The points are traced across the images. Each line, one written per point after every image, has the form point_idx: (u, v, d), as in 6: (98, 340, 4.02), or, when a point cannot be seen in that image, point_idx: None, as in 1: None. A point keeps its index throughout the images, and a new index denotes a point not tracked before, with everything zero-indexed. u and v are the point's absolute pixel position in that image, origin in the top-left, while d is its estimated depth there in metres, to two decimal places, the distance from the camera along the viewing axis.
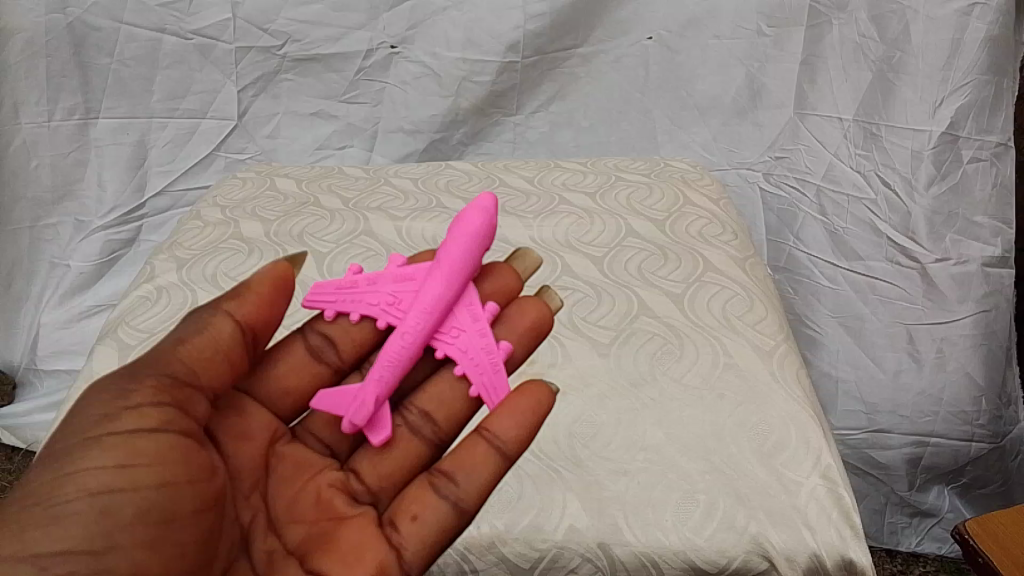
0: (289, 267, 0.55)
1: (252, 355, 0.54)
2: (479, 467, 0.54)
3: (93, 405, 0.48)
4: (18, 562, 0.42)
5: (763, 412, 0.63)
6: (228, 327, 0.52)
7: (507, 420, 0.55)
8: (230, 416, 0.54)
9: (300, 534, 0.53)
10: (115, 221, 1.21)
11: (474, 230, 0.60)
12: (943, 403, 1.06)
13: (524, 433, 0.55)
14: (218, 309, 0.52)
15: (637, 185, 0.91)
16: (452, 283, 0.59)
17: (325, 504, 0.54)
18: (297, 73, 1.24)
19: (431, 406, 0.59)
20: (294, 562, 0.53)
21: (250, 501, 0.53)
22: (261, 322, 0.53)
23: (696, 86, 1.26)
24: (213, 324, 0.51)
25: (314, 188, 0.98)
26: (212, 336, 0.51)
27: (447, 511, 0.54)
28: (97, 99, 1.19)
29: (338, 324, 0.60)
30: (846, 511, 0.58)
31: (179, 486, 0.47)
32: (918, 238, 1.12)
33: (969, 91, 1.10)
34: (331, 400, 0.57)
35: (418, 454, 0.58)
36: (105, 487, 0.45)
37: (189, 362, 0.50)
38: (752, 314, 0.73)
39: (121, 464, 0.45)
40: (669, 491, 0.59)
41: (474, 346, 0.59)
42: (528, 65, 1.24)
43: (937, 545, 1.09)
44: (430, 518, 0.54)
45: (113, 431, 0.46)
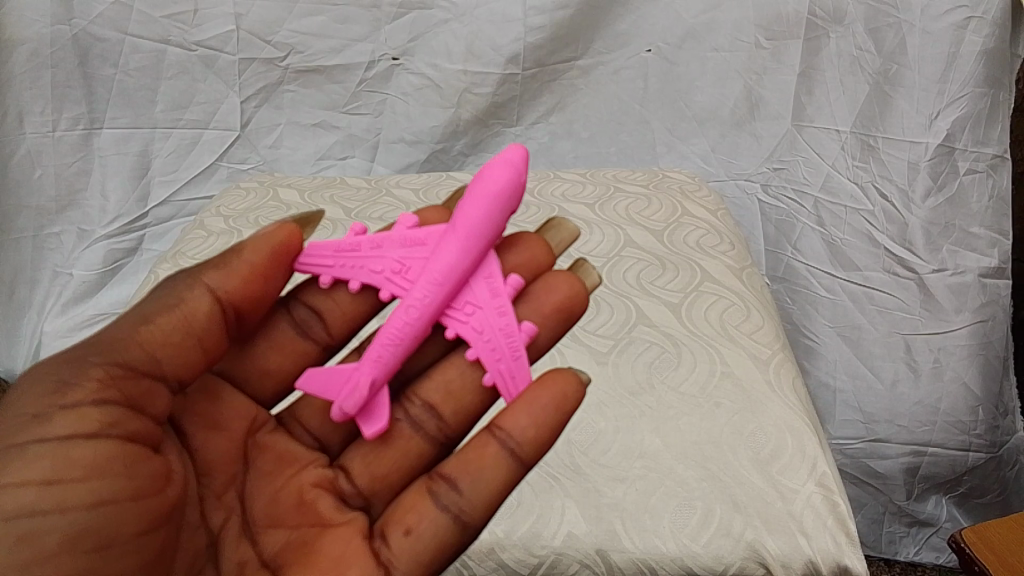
0: (290, 234, 0.56)
1: (231, 330, 0.55)
2: (487, 470, 0.54)
3: (29, 399, 0.46)
4: None
5: (759, 419, 0.64)
6: (202, 304, 0.52)
7: (522, 417, 0.54)
8: (202, 402, 0.55)
9: (280, 540, 0.54)
10: (117, 230, 1.21)
11: (497, 189, 0.58)
12: (940, 412, 1.07)
13: (544, 436, 0.54)
14: (195, 284, 0.53)
15: (636, 196, 0.92)
16: (469, 252, 0.58)
17: (306, 506, 0.55)
18: (300, 84, 1.25)
19: (436, 398, 0.59)
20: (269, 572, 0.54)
21: (222, 501, 0.55)
22: (255, 290, 0.55)
23: (695, 97, 1.28)
24: (186, 303, 0.52)
25: (316, 198, 0.99)
26: (185, 314, 0.52)
27: (445, 522, 0.53)
28: (101, 109, 1.20)
29: (333, 296, 0.60)
30: (842, 519, 0.58)
31: (118, 506, 0.45)
32: (916, 248, 1.13)
33: (965, 104, 1.13)
34: (320, 380, 0.57)
35: (417, 453, 0.59)
36: (31, 507, 0.43)
37: (155, 347, 0.50)
38: (748, 324, 0.73)
39: (50, 478, 0.44)
40: (666, 499, 0.59)
41: (488, 324, 0.58)
42: (528, 77, 1.26)
43: (935, 555, 1.11)
44: (425, 531, 0.53)
45: (50, 439, 0.45)
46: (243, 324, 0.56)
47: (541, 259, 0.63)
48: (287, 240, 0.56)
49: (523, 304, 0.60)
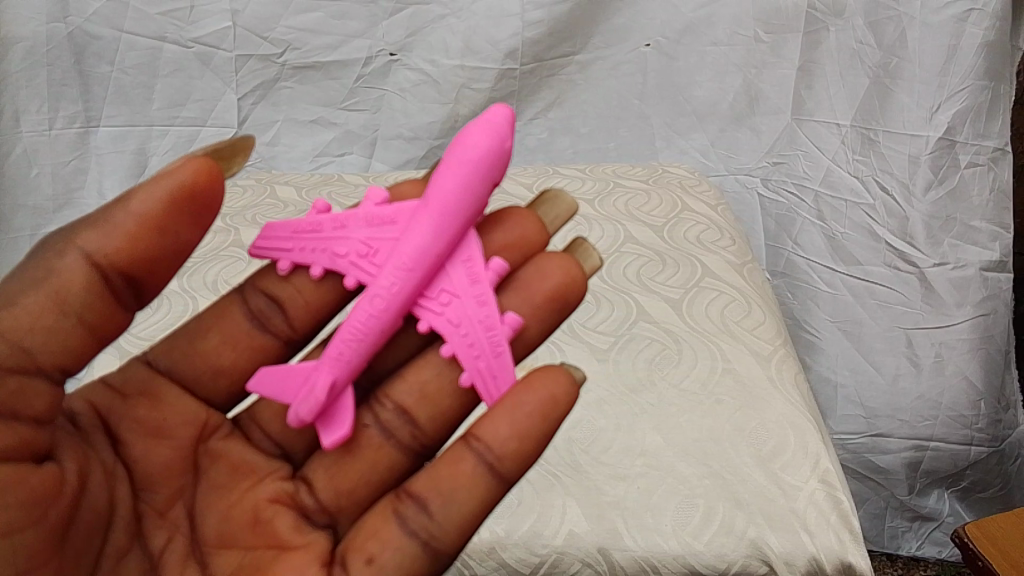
0: (192, 176, 0.48)
1: (125, 298, 0.49)
2: (461, 488, 0.51)
3: None
4: None
5: (761, 416, 0.64)
6: (83, 278, 0.46)
7: (504, 429, 0.51)
8: (142, 407, 0.54)
9: (229, 561, 0.53)
10: None
11: (473, 159, 0.57)
12: (942, 407, 1.07)
13: (525, 448, 0.51)
14: (72, 254, 0.46)
15: (636, 191, 0.91)
16: (442, 236, 0.57)
17: (262, 524, 0.54)
18: (297, 81, 1.25)
19: (410, 399, 0.56)
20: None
21: (166, 518, 0.53)
22: (147, 249, 0.47)
23: (694, 92, 1.27)
24: (61, 281, 0.46)
25: (314, 196, 0.97)
26: (59, 292, 0.46)
27: (413, 546, 0.51)
28: (97, 108, 1.19)
29: (294, 282, 0.59)
30: (845, 514, 0.58)
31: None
32: (916, 242, 1.13)
33: (965, 97, 1.13)
34: (274, 381, 0.56)
35: (386, 463, 0.57)
36: None
37: (33, 337, 0.45)
38: (750, 319, 0.73)
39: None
40: (669, 496, 0.58)
41: (462, 314, 0.57)
42: (526, 72, 1.25)
43: (938, 549, 1.11)
44: (391, 557, 0.50)
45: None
46: (143, 287, 0.49)
47: (530, 240, 0.62)
48: (188, 184, 0.48)
49: (507, 292, 0.59)
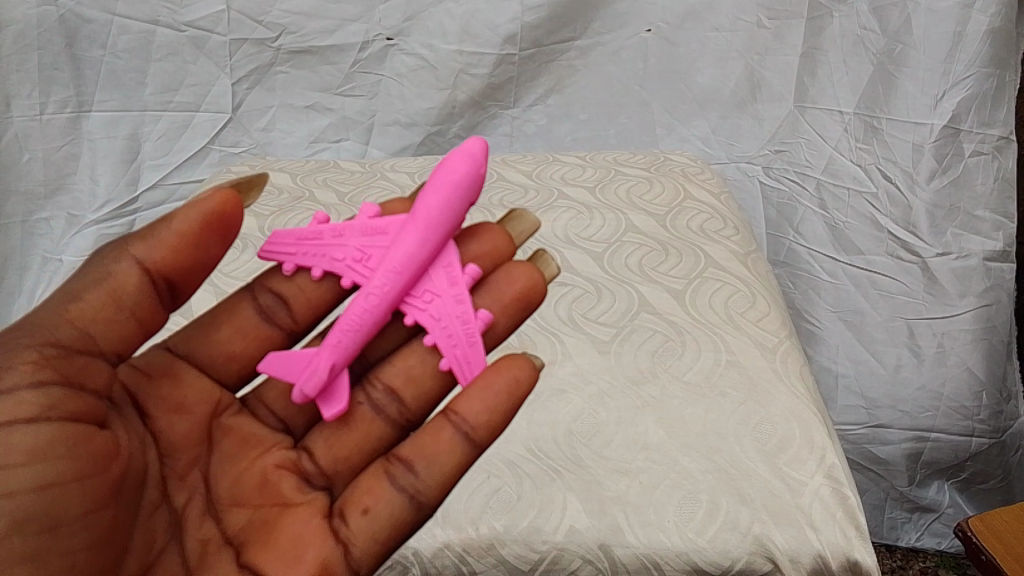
0: (230, 200, 0.52)
1: (168, 303, 0.53)
2: (441, 456, 0.53)
3: None
4: None
5: (766, 410, 0.62)
6: (132, 279, 0.49)
7: (476, 403, 0.54)
8: (164, 384, 0.54)
9: (244, 518, 0.53)
10: (107, 215, 1.17)
11: (451, 183, 0.61)
12: (943, 398, 1.06)
13: (496, 422, 0.54)
14: (125, 258, 0.50)
15: (638, 179, 0.90)
16: (424, 242, 0.60)
17: (270, 487, 0.55)
18: (292, 66, 1.23)
19: (397, 382, 0.59)
20: (234, 556, 0.52)
21: (186, 482, 0.53)
22: (187, 261, 0.51)
23: (695, 78, 1.25)
24: (114, 279, 0.49)
25: (309, 181, 0.94)
26: (114, 290, 0.49)
27: (401, 504, 0.53)
28: (90, 92, 1.17)
29: (296, 283, 0.60)
30: (851, 511, 0.56)
31: (65, 487, 0.44)
32: (919, 231, 1.12)
33: (970, 85, 1.11)
34: (283, 364, 0.57)
35: (378, 435, 0.58)
36: None
37: (92, 325, 0.48)
38: (754, 311, 0.72)
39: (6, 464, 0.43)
40: (671, 492, 0.57)
41: (441, 310, 0.59)
42: (526, 58, 1.23)
43: (937, 540, 1.11)
44: (383, 513, 0.52)
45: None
46: (179, 296, 0.53)
47: (503, 249, 0.65)
48: (219, 207, 0.51)
49: (479, 293, 0.62)
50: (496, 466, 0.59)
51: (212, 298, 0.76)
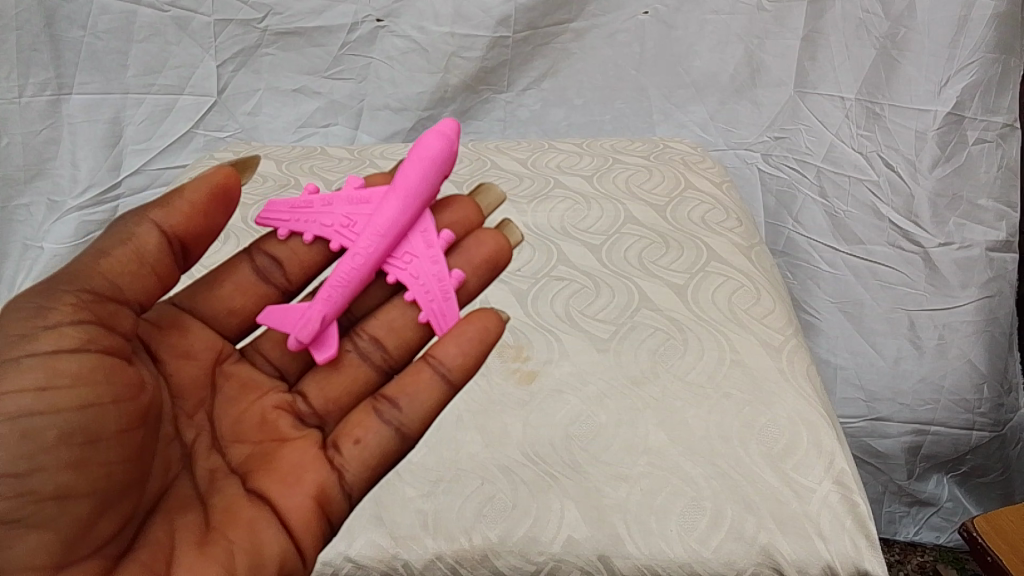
0: (231, 175, 0.52)
1: (183, 267, 0.52)
2: (421, 395, 0.54)
3: (10, 323, 0.45)
4: None
5: (772, 412, 0.60)
6: (152, 235, 0.49)
7: (452, 347, 0.55)
8: (173, 334, 0.54)
9: (247, 449, 0.54)
10: (89, 202, 1.15)
11: (431, 157, 0.59)
12: (944, 391, 1.04)
13: (469, 366, 0.55)
14: (143, 217, 0.50)
15: (635, 167, 0.87)
16: (406, 208, 0.58)
17: (267, 425, 0.55)
18: (279, 48, 1.19)
19: (382, 333, 0.59)
20: (238, 483, 0.52)
21: (193, 420, 0.53)
22: (197, 228, 0.51)
23: (693, 63, 1.22)
24: (133, 235, 0.49)
25: (294, 168, 0.91)
26: (137, 248, 0.49)
27: (388, 437, 0.54)
28: (70, 74, 1.13)
29: (289, 244, 0.59)
30: (861, 519, 0.54)
31: (103, 407, 0.45)
32: (921, 221, 1.10)
33: (975, 70, 1.08)
34: (277, 316, 0.57)
35: (366, 379, 0.59)
36: (26, 411, 0.43)
37: (116, 276, 0.48)
38: (759, 306, 0.69)
39: (44, 385, 0.44)
40: (674, 498, 0.55)
41: (421, 269, 0.58)
42: (520, 41, 1.19)
43: (935, 535, 1.09)
44: (372, 445, 0.53)
45: (28, 353, 0.44)
46: (193, 261, 0.53)
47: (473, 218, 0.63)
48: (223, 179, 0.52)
49: (453, 254, 0.60)
50: (490, 472, 0.56)
51: None
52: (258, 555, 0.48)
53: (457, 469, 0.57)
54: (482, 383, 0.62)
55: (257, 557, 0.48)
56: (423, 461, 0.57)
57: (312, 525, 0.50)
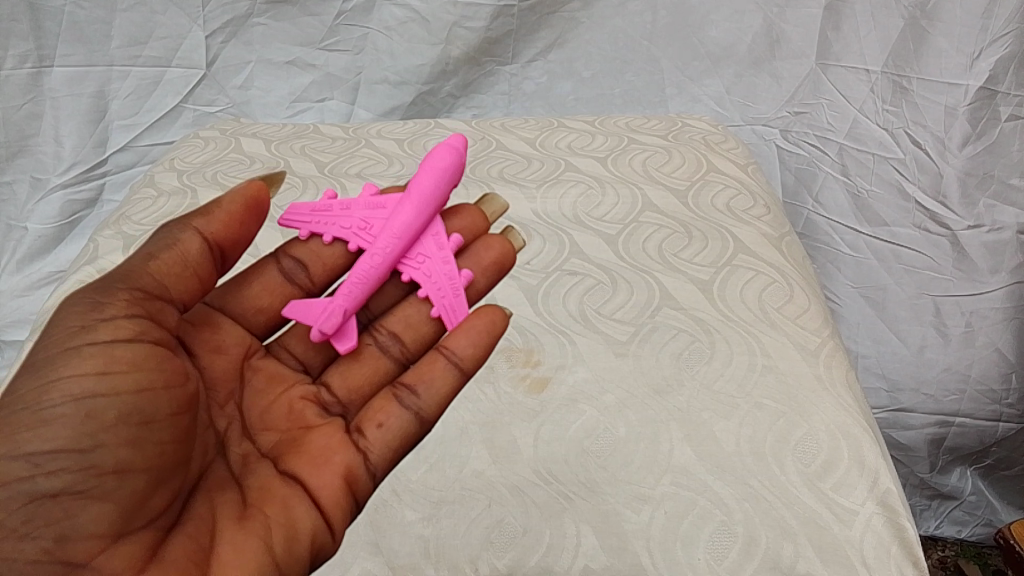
0: (265, 188, 0.51)
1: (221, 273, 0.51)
2: (437, 380, 0.51)
3: (70, 317, 0.44)
4: (13, 460, 0.39)
5: (808, 423, 0.55)
6: (193, 238, 0.48)
7: (462, 338, 0.52)
8: (205, 329, 0.51)
9: (276, 434, 0.50)
10: (74, 179, 1.10)
11: (444, 164, 0.55)
12: (970, 380, 1.00)
13: (481, 351, 0.52)
14: (184, 224, 0.48)
15: (653, 149, 0.81)
16: (421, 210, 0.54)
17: (296, 413, 0.51)
18: (271, 17, 1.12)
19: (400, 327, 0.55)
20: (269, 466, 0.49)
21: (225, 409, 0.50)
22: (236, 236, 0.50)
23: (708, 33, 1.12)
24: (176, 238, 0.48)
25: (284, 149, 0.85)
26: (181, 253, 0.47)
27: (409, 421, 0.51)
28: (51, 46, 1.06)
29: (310, 245, 0.56)
30: (908, 544, 0.51)
31: (155, 391, 0.43)
32: (950, 204, 1.03)
33: (1010, 42, 0.99)
34: (298, 309, 0.52)
35: (387, 373, 0.55)
36: (88, 392, 0.41)
37: (162, 276, 0.47)
38: (792, 306, 0.64)
39: (101, 370, 0.42)
40: (701, 522, 0.50)
41: (435, 268, 0.55)
42: (525, 9, 1.11)
43: (957, 529, 1.04)
44: (394, 428, 0.50)
45: (84, 341, 0.43)
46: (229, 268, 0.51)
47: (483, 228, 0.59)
48: (260, 191, 0.50)
49: (463, 256, 0.56)
50: (498, 492, 0.52)
51: None
52: (293, 530, 0.45)
53: (461, 490, 0.52)
54: (488, 393, 0.57)
55: (292, 532, 0.45)
56: (424, 481, 0.52)
57: (339, 508, 0.47)
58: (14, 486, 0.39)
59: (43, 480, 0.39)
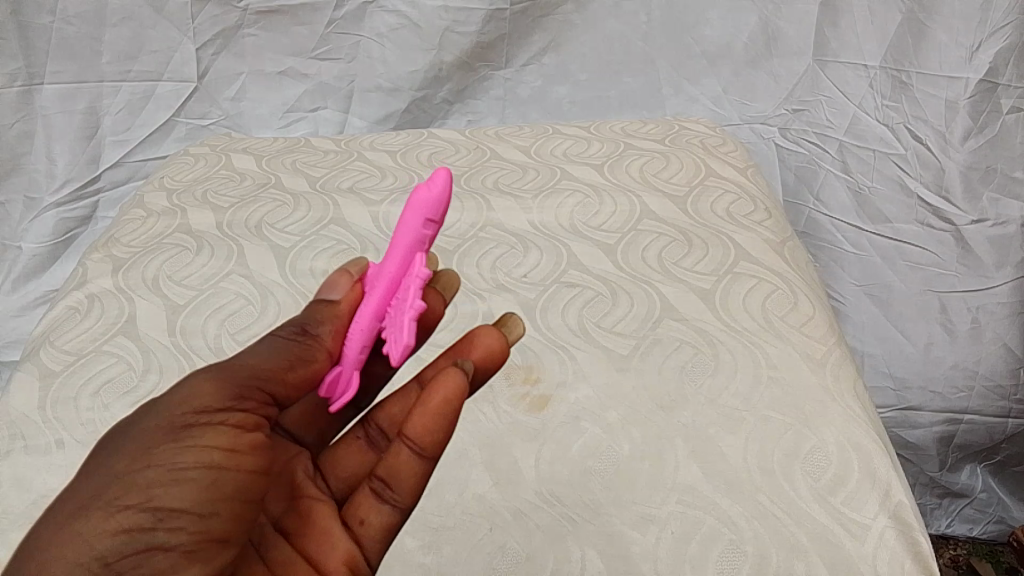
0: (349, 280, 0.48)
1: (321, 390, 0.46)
2: (404, 473, 0.44)
3: (194, 387, 0.41)
4: (137, 511, 0.38)
5: (818, 435, 0.54)
6: (325, 358, 0.45)
7: (425, 429, 0.43)
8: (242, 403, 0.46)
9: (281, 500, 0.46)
10: (68, 198, 1.10)
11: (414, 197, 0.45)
12: (978, 377, 0.99)
13: (440, 433, 0.43)
14: (317, 339, 0.45)
15: (651, 155, 0.80)
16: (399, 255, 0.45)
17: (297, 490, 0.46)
18: (262, 28, 1.10)
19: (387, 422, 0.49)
20: (282, 538, 0.45)
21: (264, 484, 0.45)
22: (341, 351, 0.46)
23: (704, 31, 1.08)
24: (310, 352, 0.44)
25: (274, 166, 0.83)
26: (312, 371, 0.44)
27: (392, 512, 0.45)
28: (40, 62, 1.05)
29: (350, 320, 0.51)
30: (922, 558, 0.49)
31: (264, 474, 0.42)
32: (953, 197, 1.00)
33: (1010, 34, 0.94)
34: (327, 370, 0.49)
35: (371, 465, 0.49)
36: (212, 463, 0.40)
37: (293, 390, 0.43)
38: (797, 314, 0.62)
39: (229, 449, 0.41)
40: (709, 542, 0.49)
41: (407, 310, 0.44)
42: (518, 13, 1.08)
43: (968, 527, 1.03)
44: (377, 519, 0.45)
45: (215, 417, 0.41)
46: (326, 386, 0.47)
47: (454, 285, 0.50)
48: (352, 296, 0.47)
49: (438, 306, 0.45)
50: (500, 516, 0.51)
51: (161, 313, 0.63)
52: None
53: (463, 515, 0.51)
54: (489, 413, 0.56)
55: None
56: (425, 507, 0.52)
57: None
58: (134, 535, 0.38)
59: (164, 534, 0.38)
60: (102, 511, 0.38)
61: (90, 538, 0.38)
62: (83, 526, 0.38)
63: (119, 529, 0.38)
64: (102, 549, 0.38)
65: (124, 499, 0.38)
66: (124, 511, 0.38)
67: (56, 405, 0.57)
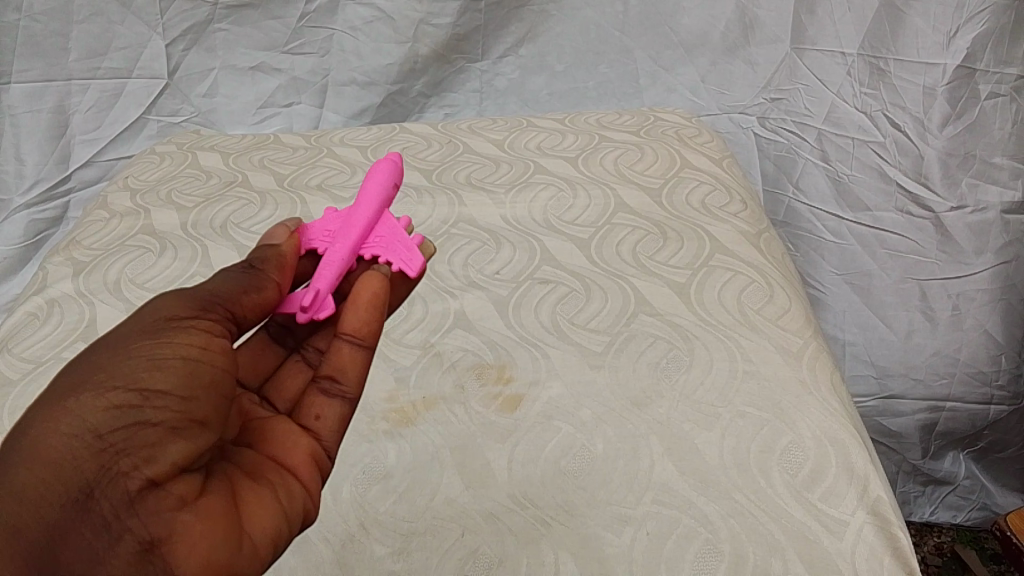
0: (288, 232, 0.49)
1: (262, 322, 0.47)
2: (347, 365, 0.46)
3: (159, 302, 0.40)
4: (123, 392, 0.36)
5: (794, 430, 0.53)
6: (273, 289, 0.45)
7: (360, 317, 0.46)
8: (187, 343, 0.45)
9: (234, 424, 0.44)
10: (38, 198, 1.07)
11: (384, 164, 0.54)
12: (960, 363, 0.97)
13: (375, 320, 0.46)
14: (263, 272, 0.45)
15: (626, 146, 0.79)
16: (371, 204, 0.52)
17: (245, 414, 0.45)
18: (233, 22, 1.08)
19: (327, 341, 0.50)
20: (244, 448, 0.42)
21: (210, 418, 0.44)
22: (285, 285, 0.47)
23: (680, 21, 1.08)
24: (258, 282, 0.44)
25: (241, 163, 0.82)
26: (263, 297, 0.44)
27: (343, 405, 0.46)
28: (5, 61, 1.03)
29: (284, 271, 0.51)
30: (901, 554, 0.48)
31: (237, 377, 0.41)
32: (932, 184, 0.99)
33: (987, 18, 0.94)
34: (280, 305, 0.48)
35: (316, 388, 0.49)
36: (190, 355, 0.38)
37: (250, 313, 0.43)
38: (773, 306, 0.62)
39: (203, 346, 0.39)
40: (685, 542, 0.48)
41: (402, 238, 0.51)
42: (493, 3, 1.07)
43: (952, 514, 1.02)
44: (331, 415, 0.45)
45: (188, 321, 0.40)
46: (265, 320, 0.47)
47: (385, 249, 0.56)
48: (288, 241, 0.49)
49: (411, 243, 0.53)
50: (472, 520, 0.50)
51: (123, 317, 0.62)
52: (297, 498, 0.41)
53: (433, 519, 0.50)
54: (460, 413, 0.55)
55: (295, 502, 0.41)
56: (394, 512, 0.50)
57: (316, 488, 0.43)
58: (123, 410, 0.35)
59: (151, 411, 0.36)
60: (90, 394, 0.35)
61: (81, 413, 0.35)
62: (71, 405, 0.35)
63: (110, 405, 0.35)
64: (95, 422, 0.35)
65: (111, 380, 0.36)
66: (111, 392, 0.35)
67: (13, 415, 0.56)
